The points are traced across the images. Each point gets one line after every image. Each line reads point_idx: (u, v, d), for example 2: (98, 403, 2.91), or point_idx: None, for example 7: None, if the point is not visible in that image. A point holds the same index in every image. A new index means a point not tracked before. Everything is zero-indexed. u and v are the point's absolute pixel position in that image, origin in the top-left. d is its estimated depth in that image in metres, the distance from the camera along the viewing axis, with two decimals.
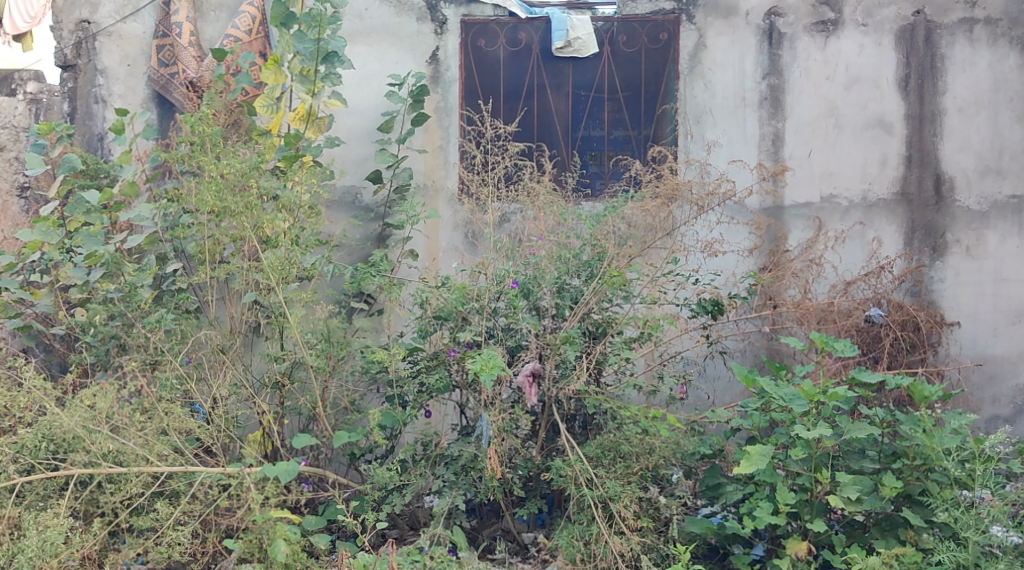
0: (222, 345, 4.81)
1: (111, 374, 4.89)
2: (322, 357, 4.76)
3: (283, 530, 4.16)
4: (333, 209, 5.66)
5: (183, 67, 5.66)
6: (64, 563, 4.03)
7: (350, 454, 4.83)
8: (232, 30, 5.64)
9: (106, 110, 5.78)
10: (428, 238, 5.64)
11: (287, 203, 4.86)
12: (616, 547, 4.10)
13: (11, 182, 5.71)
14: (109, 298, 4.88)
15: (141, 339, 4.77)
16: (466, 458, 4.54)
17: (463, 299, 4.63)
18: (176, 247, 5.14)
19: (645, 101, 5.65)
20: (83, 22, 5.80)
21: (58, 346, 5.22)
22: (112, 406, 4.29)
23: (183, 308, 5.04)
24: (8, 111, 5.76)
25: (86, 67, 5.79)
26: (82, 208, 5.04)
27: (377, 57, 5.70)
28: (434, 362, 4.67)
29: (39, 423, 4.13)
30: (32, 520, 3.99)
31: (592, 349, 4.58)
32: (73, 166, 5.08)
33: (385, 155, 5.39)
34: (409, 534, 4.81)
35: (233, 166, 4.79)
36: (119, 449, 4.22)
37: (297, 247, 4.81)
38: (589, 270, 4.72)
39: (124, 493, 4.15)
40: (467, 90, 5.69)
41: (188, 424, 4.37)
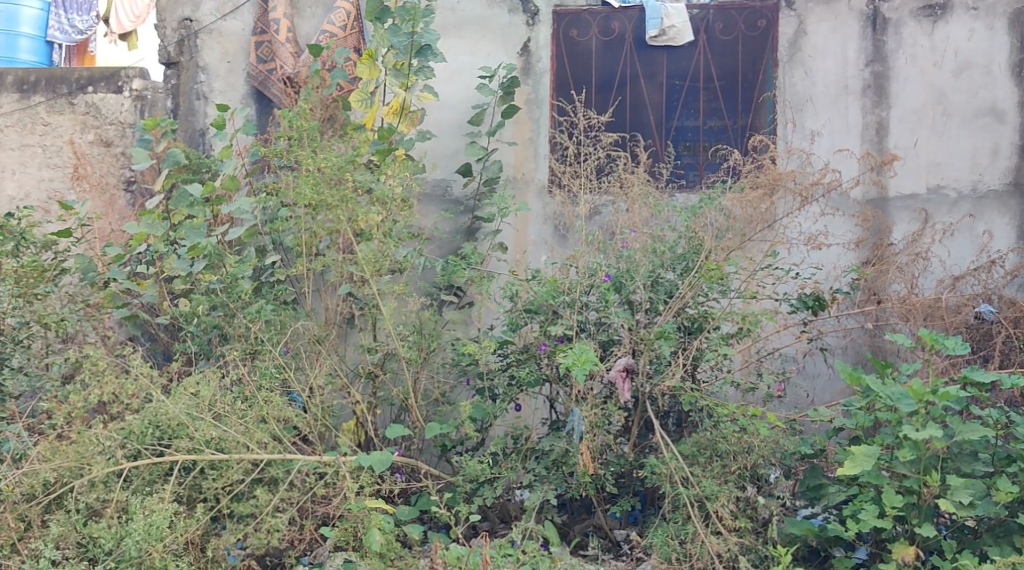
0: (318, 336, 4.88)
1: (213, 363, 4.96)
2: (414, 349, 4.82)
3: (378, 519, 4.23)
4: (424, 202, 5.67)
5: (280, 63, 5.75)
6: (169, 548, 4.06)
7: (441, 446, 4.81)
8: (329, 26, 5.72)
9: (207, 107, 5.90)
10: (517, 231, 5.62)
11: (381, 196, 4.92)
12: (713, 547, 4.01)
13: (118, 176, 5.87)
14: (211, 290, 5.00)
15: (242, 329, 4.87)
16: (558, 452, 4.51)
17: (554, 293, 4.60)
18: (275, 240, 5.23)
19: (742, 90, 5.53)
20: (185, 20, 5.93)
21: (163, 336, 5.32)
22: (215, 394, 4.38)
23: (280, 300, 5.11)
24: (116, 108, 5.90)
25: (188, 65, 5.91)
26: (185, 200, 5.17)
27: (469, 50, 5.68)
28: (525, 356, 4.67)
29: (145, 410, 4.23)
30: (139, 504, 4.07)
31: (688, 345, 4.49)
32: (178, 161, 5.23)
33: (475, 148, 5.39)
34: (500, 526, 4.80)
35: (329, 160, 4.84)
36: (221, 436, 4.29)
37: (389, 240, 4.88)
38: (684, 264, 4.62)
39: (225, 480, 4.22)
40: (559, 81, 5.65)
41: (286, 412, 4.44)
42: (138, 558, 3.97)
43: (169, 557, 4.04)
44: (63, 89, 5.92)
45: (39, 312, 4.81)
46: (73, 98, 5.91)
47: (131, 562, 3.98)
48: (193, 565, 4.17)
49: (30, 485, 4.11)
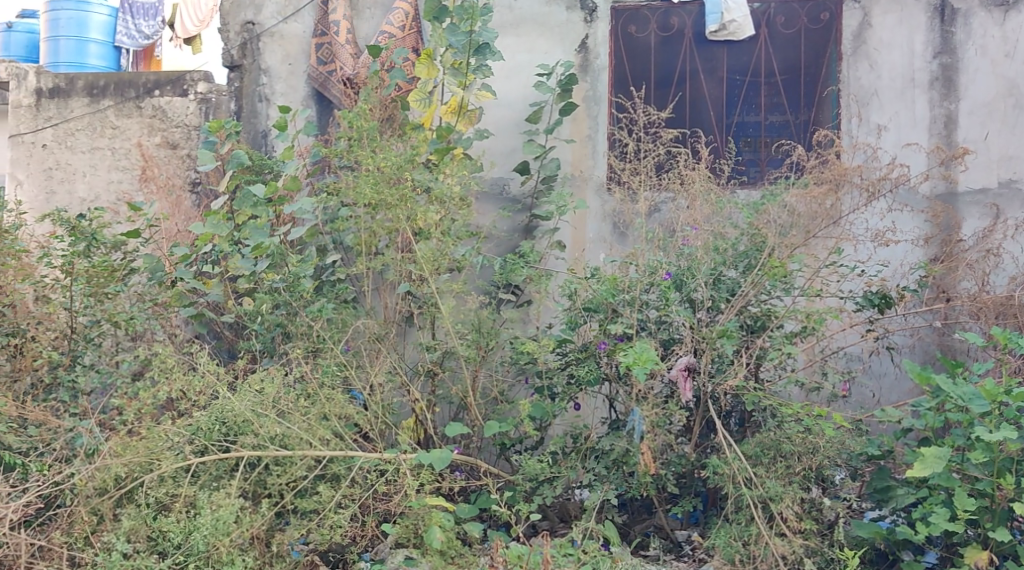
0: (377, 334, 4.93)
1: (276, 361, 5.01)
2: (473, 347, 4.84)
3: (438, 517, 4.28)
4: (481, 201, 5.65)
5: (340, 65, 5.79)
6: (236, 543, 4.11)
7: (500, 444, 4.85)
8: (387, 27, 5.73)
9: (269, 108, 5.97)
10: (575, 229, 5.58)
11: (439, 195, 4.92)
12: (778, 549, 3.95)
13: (184, 178, 6.01)
14: (274, 289, 5.02)
15: (304, 327, 4.94)
16: (619, 451, 4.47)
17: (614, 291, 4.56)
18: (335, 239, 5.28)
19: (804, 84, 5.44)
20: (248, 23, 6.00)
21: (228, 334, 5.38)
22: (279, 392, 4.43)
23: (342, 298, 5.13)
24: (182, 110, 6.07)
25: (251, 67, 5.99)
26: (250, 200, 5.20)
27: (526, 48, 5.66)
28: (584, 355, 4.64)
29: (212, 406, 4.31)
30: (206, 499, 4.13)
31: (751, 343, 4.43)
32: (241, 162, 5.28)
33: (532, 147, 5.39)
34: (560, 526, 4.77)
35: (389, 159, 4.88)
36: (285, 433, 4.33)
37: (448, 239, 4.93)
38: (747, 261, 4.58)
39: (289, 476, 4.27)
40: (618, 77, 5.62)
41: (347, 410, 4.49)
42: (206, 552, 4.04)
43: (235, 552, 4.09)
44: (131, 93, 6.11)
45: (109, 312, 4.95)
46: (141, 102, 6.10)
47: (199, 555, 4.05)
48: (258, 560, 4.20)
49: (102, 480, 4.17)
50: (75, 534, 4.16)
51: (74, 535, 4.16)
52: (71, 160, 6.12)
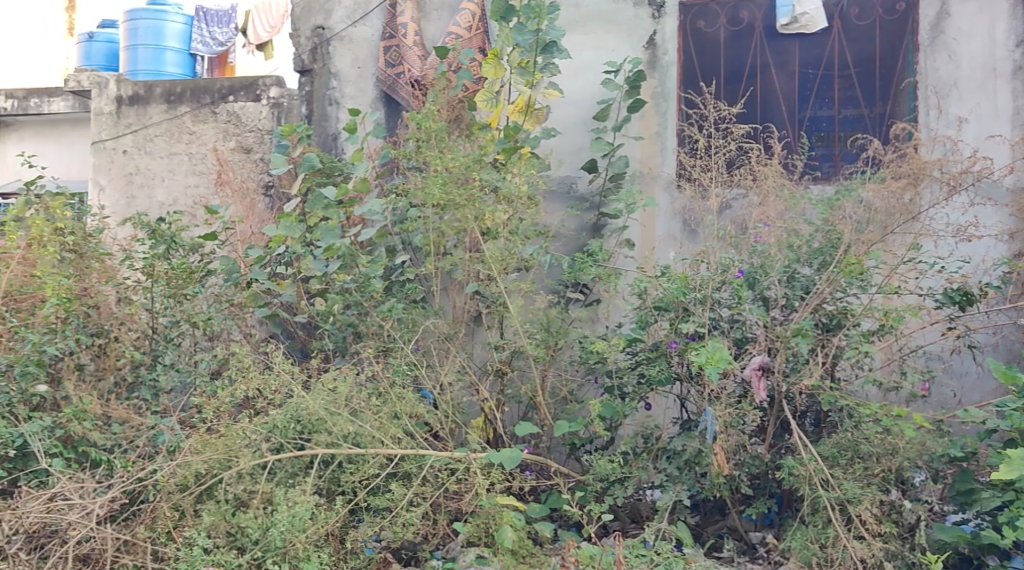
0: (447, 333, 4.95)
1: (348, 360, 5.06)
2: (542, 346, 4.82)
3: (510, 517, 4.30)
4: (549, 200, 5.61)
5: (408, 66, 5.83)
6: (312, 540, 4.17)
7: (571, 445, 4.80)
8: (454, 28, 5.75)
9: (339, 111, 6.03)
10: (644, 227, 5.52)
11: (507, 194, 4.93)
12: (856, 551, 3.89)
13: (258, 182, 6.12)
14: (346, 289, 5.09)
15: (375, 327, 4.98)
16: (691, 452, 4.42)
17: (685, 289, 4.50)
18: (404, 240, 5.25)
19: (880, 76, 5.32)
20: (319, 28, 6.09)
21: (300, 333, 5.45)
22: (352, 390, 4.47)
23: (410, 298, 5.14)
24: (255, 115, 6.18)
25: (322, 71, 6.07)
26: (321, 203, 5.27)
27: (594, 45, 5.62)
28: (655, 354, 4.61)
29: (287, 404, 4.35)
30: (283, 495, 4.20)
31: (827, 342, 4.33)
32: (314, 165, 5.34)
33: (601, 144, 5.34)
34: (631, 526, 4.72)
35: (457, 159, 4.89)
36: (358, 431, 4.38)
37: (515, 238, 4.93)
38: (822, 258, 4.48)
39: (362, 474, 4.32)
40: (686, 73, 5.56)
41: (418, 409, 4.54)
42: (283, 547, 4.11)
43: (311, 547, 4.16)
44: (206, 99, 6.23)
45: (188, 312, 5.10)
46: (216, 108, 6.21)
47: (276, 551, 4.11)
48: (333, 556, 4.27)
49: (183, 476, 4.24)
50: (158, 529, 4.20)
51: (157, 530, 4.20)
52: (150, 166, 6.27)
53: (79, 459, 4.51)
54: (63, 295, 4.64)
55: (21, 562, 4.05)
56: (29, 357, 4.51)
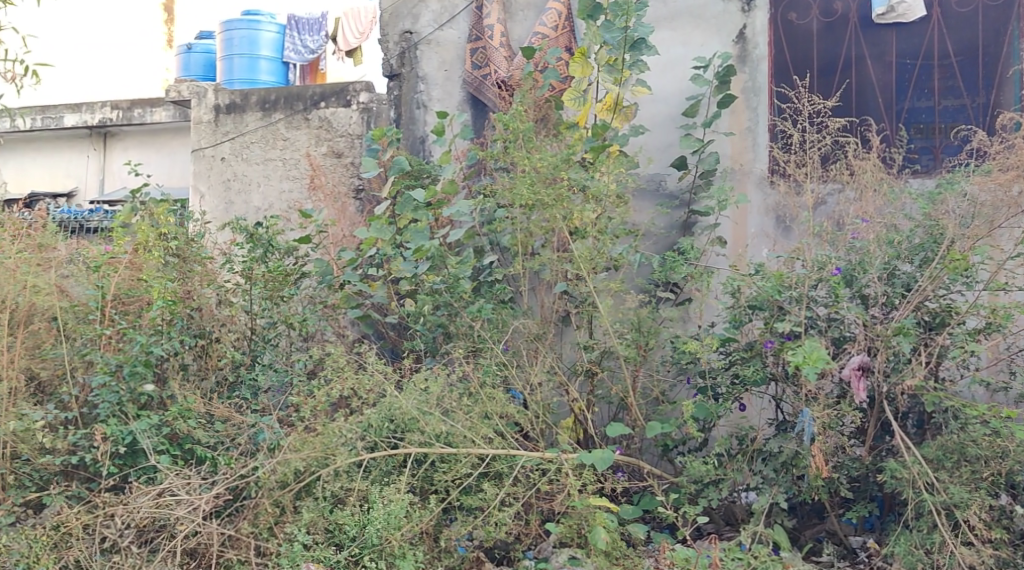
0: (536, 333, 4.94)
1: (438, 360, 5.09)
2: (633, 347, 4.77)
3: (602, 518, 4.25)
4: (638, 198, 5.54)
5: (495, 67, 5.83)
6: (407, 538, 4.22)
7: (663, 445, 4.75)
8: (540, 28, 5.73)
9: (427, 115, 6.08)
10: (736, 225, 5.42)
11: (595, 194, 4.88)
12: (965, 558, 3.76)
13: (348, 186, 6.21)
14: (435, 290, 5.11)
15: (465, 327, 4.99)
16: (788, 454, 4.34)
17: (781, 288, 4.41)
18: (492, 240, 5.29)
19: (982, 65, 5.17)
20: (406, 33, 6.15)
21: (391, 334, 5.51)
22: (444, 390, 4.50)
23: (499, 299, 5.15)
24: (345, 120, 6.27)
25: (409, 75, 6.12)
26: (410, 204, 5.30)
27: (682, 41, 5.54)
28: (750, 354, 4.52)
29: (381, 404, 4.41)
30: (378, 494, 4.26)
31: (930, 341, 4.18)
32: (403, 168, 5.33)
33: (690, 141, 5.26)
34: (726, 529, 4.64)
35: (545, 159, 4.87)
36: (450, 431, 4.41)
37: (605, 237, 4.88)
38: (924, 254, 4.32)
39: (454, 473, 4.34)
40: (778, 67, 5.44)
41: (508, 409, 4.54)
42: (379, 545, 4.16)
43: (406, 545, 4.20)
44: (299, 106, 6.36)
45: (285, 314, 5.19)
46: (308, 114, 6.34)
47: (373, 548, 4.16)
48: (428, 554, 4.30)
49: (283, 474, 4.29)
50: (260, 524, 4.28)
51: (259, 526, 4.28)
52: (247, 172, 6.43)
53: (184, 456, 4.65)
54: (168, 298, 4.78)
55: (132, 555, 4.17)
56: (137, 358, 4.65)
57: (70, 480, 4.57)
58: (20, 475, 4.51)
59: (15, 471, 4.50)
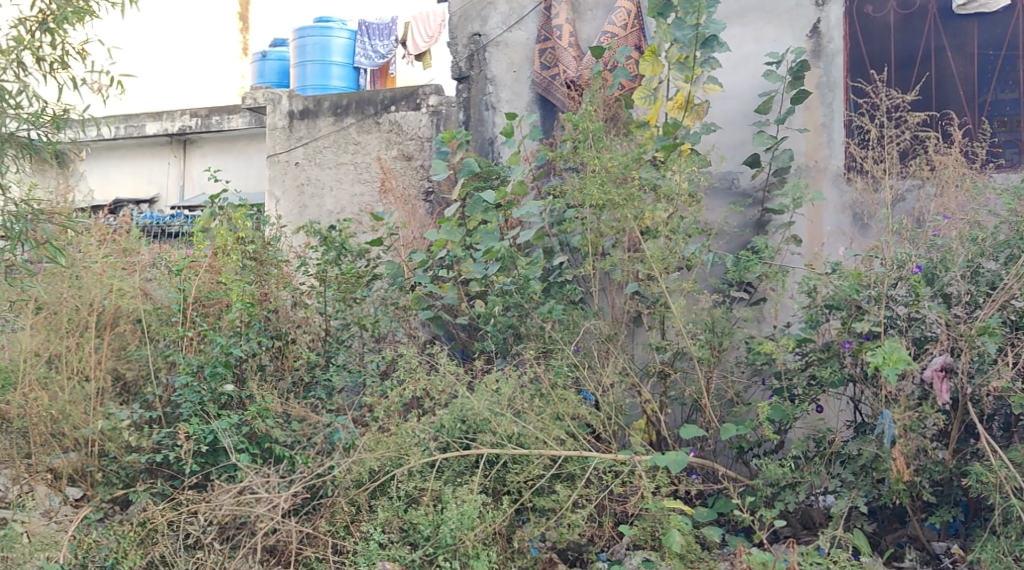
0: (608, 334, 4.91)
1: (509, 361, 5.10)
2: (707, 348, 4.71)
3: (677, 520, 4.21)
4: (710, 196, 5.49)
5: (564, 67, 5.82)
6: (481, 539, 4.21)
7: (739, 448, 4.68)
8: (610, 27, 5.71)
9: (496, 116, 6.10)
10: (811, 223, 5.32)
11: (667, 193, 4.84)
12: None
13: (418, 188, 6.25)
14: (505, 291, 5.12)
15: (536, 328, 5.00)
16: (868, 458, 4.22)
17: (859, 287, 4.32)
18: (562, 241, 5.24)
19: None
20: (475, 35, 6.18)
21: (461, 335, 5.52)
22: (515, 391, 4.50)
23: (569, 299, 5.13)
24: (415, 123, 6.31)
25: (478, 77, 6.16)
26: (481, 206, 5.30)
27: (754, 37, 5.46)
28: (826, 354, 4.44)
29: (452, 404, 4.42)
30: (452, 494, 4.27)
31: (1017, 341, 4.05)
32: (473, 169, 5.43)
33: (764, 138, 5.17)
34: (803, 533, 4.56)
35: (616, 158, 4.82)
36: (522, 432, 4.40)
37: (677, 236, 4.84)
38: (1010, 251, 4.17)
39: (527, 474, 4.35)
40: (854, 61, 5.32)
41: (580, 410, 4.52)
42: (453, 545, 4.16)
43: (480, 546, 4.19)
44: (370, 110, 6.43)
45: (358, 315, 5.26)
46: (379, 118, 6.40)
47: (447, 548, 4.17)
48: (501, 555, 4.32)
49: (358, 473, 4.36)
50: (336, 523, 4.37)
51: (336, 524, 4.37)
52: (320, 176, 6.53)
53: (263, 455, 4.74)
54: (246, 300, 4.90)
55: (214, 552, 4.27)
56: (217, 359, 4.79)
57: (155, 477, 4.72)
58: (107, 472, 4.70)
59: (104, 469, 4.69)
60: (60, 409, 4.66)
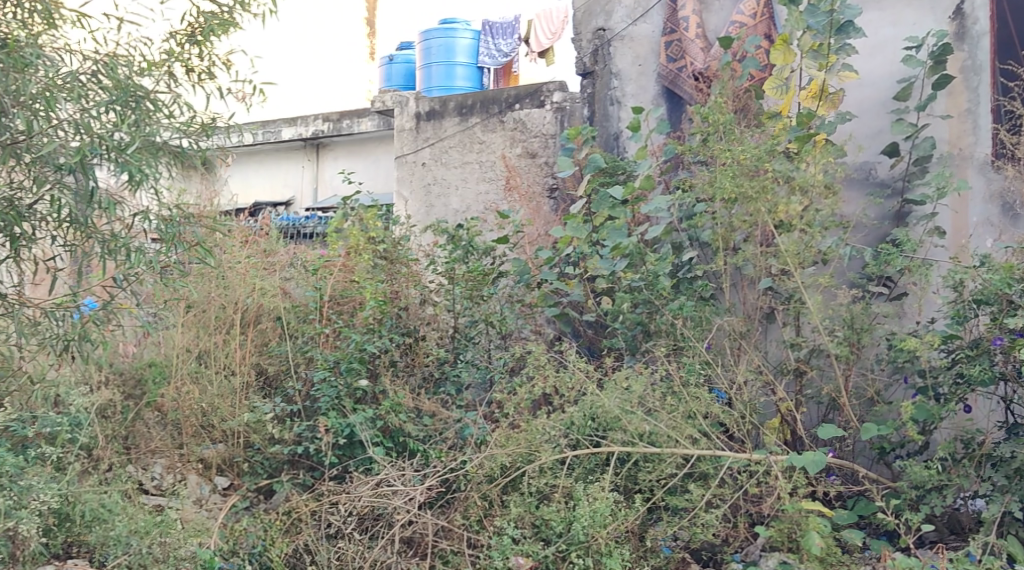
0: (741, 331, 4.82)
1: (639, 359, 5.03)
2: (845, 345, 4.55)
3: (817, 522, 4.06)
4: (847, 186, 5.31)
5: (691, 59, 5.72)
6: (614, 537, 4.17)
7: (880, 449, 4.50)
8: (739, 17, 5.59)
9: (621, 111, 6.05)
10: (955, 214, 5.08)
11: (802, 185, 4.66)
12: None
13: (542, 185, 6.25)
14: (634, 288, 5.05)
15: (667, 325, 4.92)
16: (1022, 460, 4.02)
17: (1010, 280, 4.10)
18: (691, 236, 5.13)
19: None
20: (600, 30, 6.16)
21: (588, 331, 5.42)
22: (646, 389, 4.45)
23: (700, 296, 4.98)
24: (540, 121, 6.31)
25: (603, 72, 6.13)
26: (607, 202, 5.22)
27: (892, 21, 5.25)
28: (975, 352, 4.22)
29: (583, 402, 4.43)
30: (583, 491, 4.25)
31: None
32: (598, 165, 5.32)
33: (903, 125, 5.02)
34: (951, 538, 4.37)
35: (748, 151, 4.70)
36: (653, 430, 4.36)
37: (813, 230, 4.65)
38: None
39: (659, 473, 4.29)
40: (1002, 42, 4.99)
41: (713, 408, 4.43)
42: (586, 542, 4.11)
43: (613, 544, 4.14)
44: (495, 109, 6.47)
45: (485, 312, 5.31)
46: (504, 116, 6.44)
47: (580, 545, 4.12)
48: (634, 554, 4.25)
49: (490, 468, 4.39)
50: (471, 517, 4.37)
51: (470, 518, 4.37)
52: (446, 175, 6.63)
53: (396, 449, 4.80)
54: (379, 298, 5.06)
55: (355, 541, 4.27)
56: (352, 355, 4.92)
57: (297, 469, 4.84)
58: (253, 463, 4.88)
59: (249, 459, 4.89)
60: (210, 402, 4.95)
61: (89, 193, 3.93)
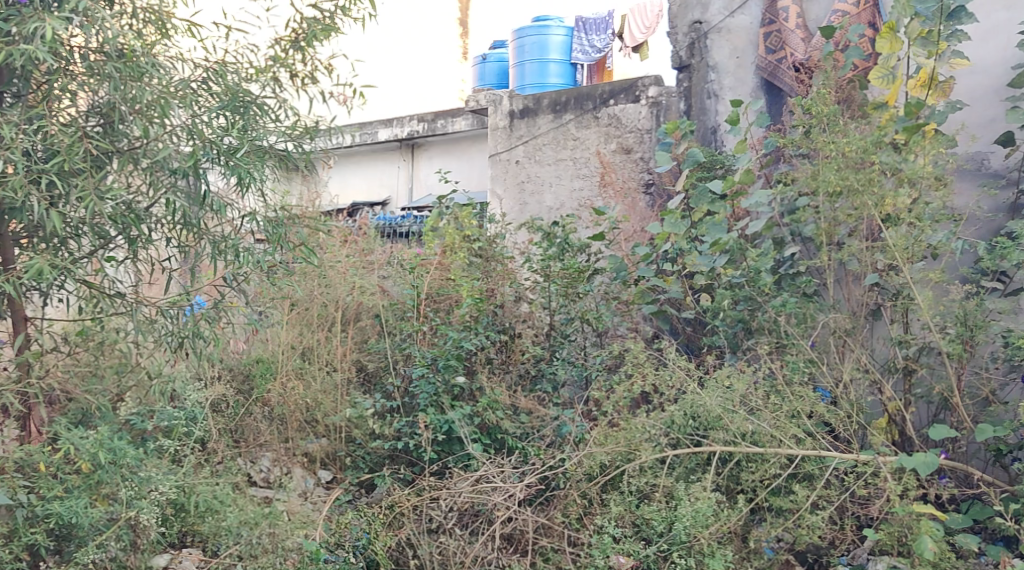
0: (847, 329, 4.63)
1: (740, 357, 4.94)
2: (957, 342, 4.38)
3: (929, 526, 3.90)
4: (959, 177, 5.13)
5: (791, 50, 5.60)
6: (716, 538, 4.11)
7: (996, 450, 4.34)
8: (841, 6, 5.47)
9: (719, 104, 5.93)
10: None
11: (911, 176, 4.51)
12: None
13: (638, 181, 6.16)
14: (734, 284, 4.97)
15: (770, 322, 4.82)
16: None
17: None
18: (793, 231, 5.00)
19: None
20: (696, 22, 6.05)
21: (686, 329, 5.33)
22: (748, 389, 4.37)
23: (802, 292, 4.92)
24: (635, 116, 6.26)
25: (700, 65, 6.03)
26: (706, 197, 5.14)
27: (1005, 5, 5.04)
28: None
29: (684, 401, 4.36)
30: (684, 491, 4.19)
31: None
32: (696, 160, 5.17)
33: (1018, 114, 4.75)
34: None
35: (854, 142, 4.56)
36: (756, 430, 4.29)
37: (923, 223, 4.49)
38: None
39: (763, 473, 4.21)
40: None
41: (818, 407, 4.32)
42: (687, 542, 4.05)
43: (715, 544, 4.08)
44: (590, 105, 6.45)
45: (581, 310, 5.31)
46: (598, 112, 6.41)
47: (682, 545, 4.05)
48: (736, 555, 4.19)
49: (589, 467, 4.37)
50: (570, 515, 4.35)
51: (570, 516, 4.35)
52: (539, 173, 6.63)
53: (495, 446, 4.83)
54: (475, 295, 5.12)
55: (455, 536, 4.28)
56: (449, 352, 4.92)
57: (397, 464, 4.91)
58: (355, 457, 4.98)
59: (352, 454, 5.00)
60: (313, 398, 5.05)
61: (201, 195, 4.06)
